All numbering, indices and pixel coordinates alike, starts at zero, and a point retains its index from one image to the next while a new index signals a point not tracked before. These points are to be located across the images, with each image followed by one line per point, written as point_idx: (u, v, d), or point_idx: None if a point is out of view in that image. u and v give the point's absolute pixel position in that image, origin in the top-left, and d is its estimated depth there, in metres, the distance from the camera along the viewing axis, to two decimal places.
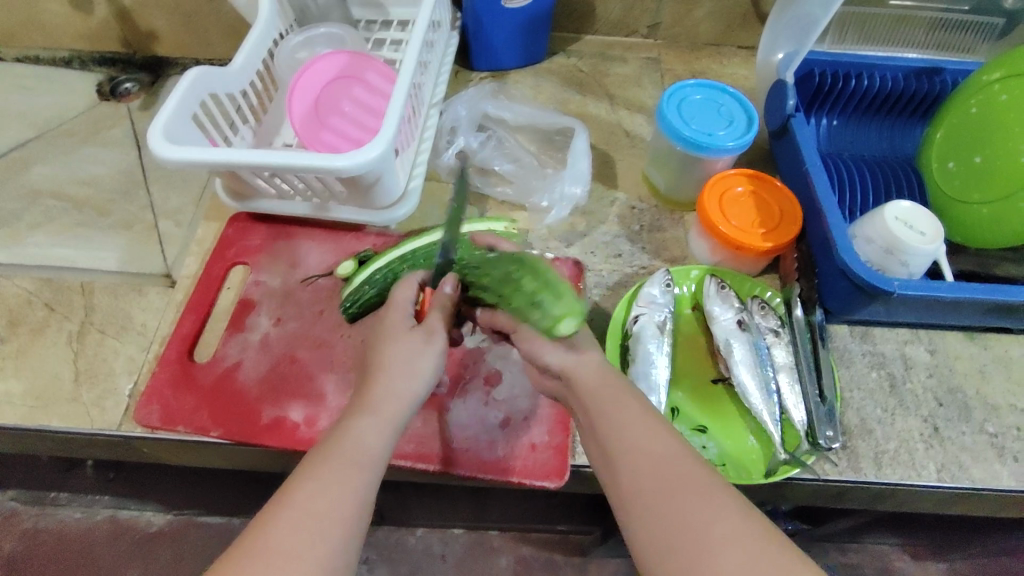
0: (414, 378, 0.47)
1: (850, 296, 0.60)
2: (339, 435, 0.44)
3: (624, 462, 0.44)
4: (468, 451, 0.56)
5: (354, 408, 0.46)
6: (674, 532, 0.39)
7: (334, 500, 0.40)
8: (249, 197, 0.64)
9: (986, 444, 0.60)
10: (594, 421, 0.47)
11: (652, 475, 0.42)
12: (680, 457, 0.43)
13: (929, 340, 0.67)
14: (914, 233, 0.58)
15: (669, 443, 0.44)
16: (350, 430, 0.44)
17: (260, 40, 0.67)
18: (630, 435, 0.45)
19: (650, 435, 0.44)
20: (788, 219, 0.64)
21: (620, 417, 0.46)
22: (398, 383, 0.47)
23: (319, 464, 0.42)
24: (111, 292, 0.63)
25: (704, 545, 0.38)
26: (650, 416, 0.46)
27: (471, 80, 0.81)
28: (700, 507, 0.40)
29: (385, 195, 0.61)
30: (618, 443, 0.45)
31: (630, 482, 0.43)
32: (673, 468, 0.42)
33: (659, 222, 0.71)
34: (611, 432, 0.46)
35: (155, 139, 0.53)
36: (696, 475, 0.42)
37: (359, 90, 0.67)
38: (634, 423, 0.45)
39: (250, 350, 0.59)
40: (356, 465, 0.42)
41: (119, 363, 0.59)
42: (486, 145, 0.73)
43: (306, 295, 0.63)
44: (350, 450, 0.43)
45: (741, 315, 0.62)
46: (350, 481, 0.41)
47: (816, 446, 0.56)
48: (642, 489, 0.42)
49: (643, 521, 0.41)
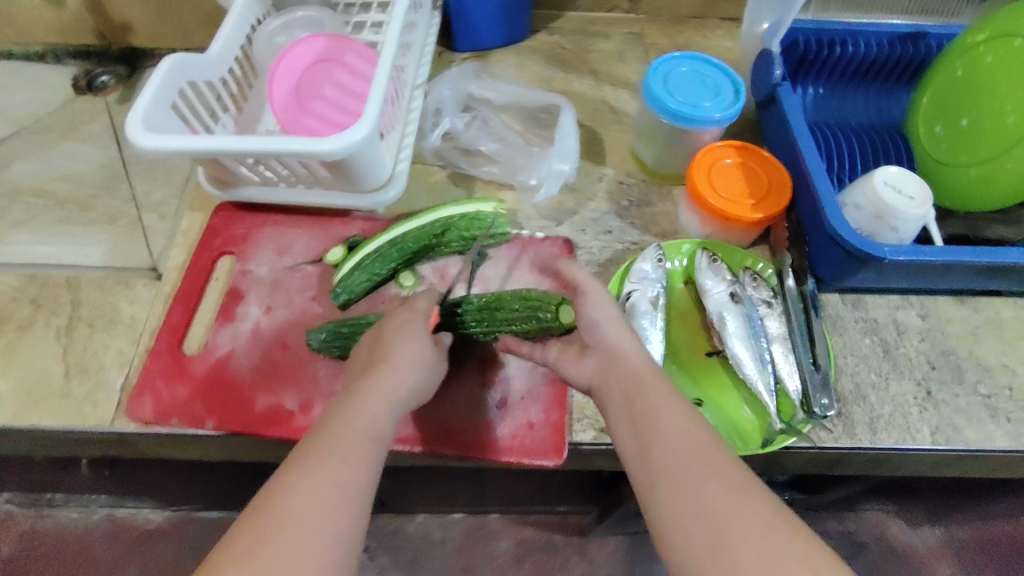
0: (406, 372, 0.47)
1: (841, 263, 0.61)
2: (336, 421, 0.43)
3: (653, 443, 0.43)
4: (464, 432, 0.56)
5: (344, 393, 0.46)
6: (697, 515, 0.39)
7: (331, 488, 0.39)
8: (233, 185, 0.63)
9: (979, 405, 0.61)
10: (626, 401, 0.46)
11: (678, 460, 0.41)
12: (708, 444, 0.42)
13: (920, 305, 0.67)
14: (902, 198, 0.57)
15: (700, 433, 0.43)
16: (347, 419, 0.43)
17: (237, 24, 0.65)
18: (662, 421, 0.44)
19: (685, 422, 0.44)
20: (777, 189, 0.64)
21: (653, 403, 0.45)
22: (393, 375, 0.47)
23: (315, 450, 0.40)
24: (98, 286, 0.63)
25: (730, 531, 0.37)
26: (683, 404, 0.45)
27: (453, 61, 0.80)
28: (726, 496, 0.39)
29: (370, 178, 0.61)
30: (648, 428, 0.44)
31: (656, 465, 0.42)
32: (701, 454, 0.41)
33: (647, 197, 0.71)
34: (641, 415, 0.45)
35: (133, 128, 0.52)
36: (722, 462, 0.41)
37: (340, 73, 0.66)
38: (666, 408, 0.45)
39: (241, 339, 0.59)
40: (356, 455, 0.41)
41: (108, 357, 0.58)
42: (471, 127, 0.72)
43: (295, 282, 0.62)
44: (347, 438, 0.41)
45: (734, 287, 0.62)
46: (350, 469, 0.40)
47: (811, 415, 0.56)
48: (667, 469, 0.41)
49: (668, 505, 0.40)
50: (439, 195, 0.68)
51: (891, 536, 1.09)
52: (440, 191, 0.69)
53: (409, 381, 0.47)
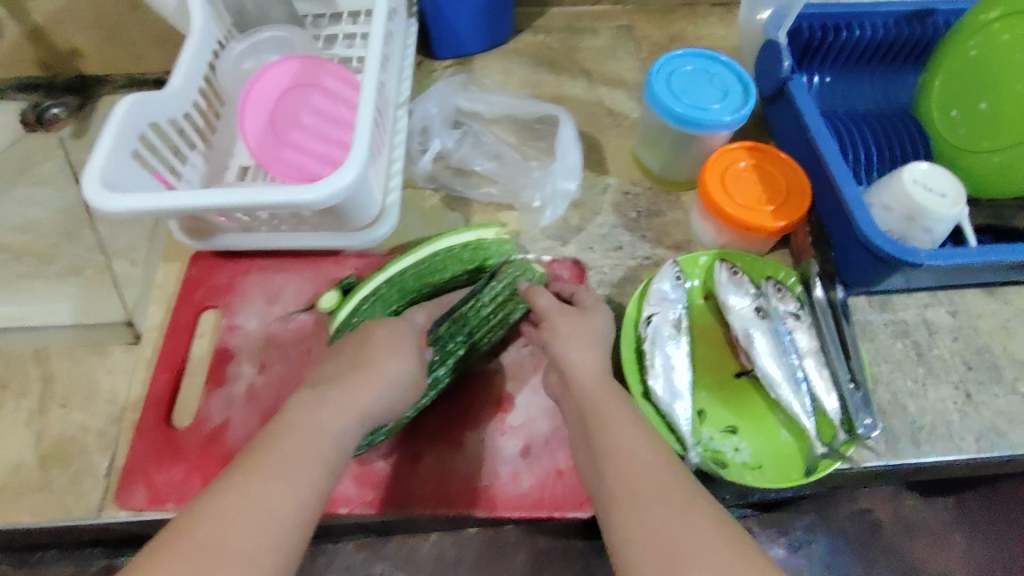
0: (376, 383, 0.43)
1: (868, 268, 0.57)
2: (285, 436, 0.39)
3: (608, 467, 0.42)
4: (490, 486, 0.52)
5: (306, 396, 0.42)
6: (646, 539, 0.37)
7: (262, 516, 0.35)
8: (212, 233, 0.58)
9: (1020, 405, 0.58)
10: (587, 434, 0.45)
11: (629, 484, 0.40)
12: (662, 470, 0.41)
13: (949, 301, 0.64)
14: (934, 197, 0.54)
15: (654, 456, 0.42)
16: (300, 434, 0.39)
17: (198, 52, 0.59)
18: (616, 443, 0.43)
19: (640, 446, 0.42)
20: (796, 193, 0.60)
21: (609, 428, 0.44)
22: (363, 392, 0.43)
23: (253, 472, 0.37)
24: (69, 356, 0.57)
25: (679, 552, 0.36)
26: (642, 430, 0.44)
27: (435, 70, 0.74)
28: (671, 517, 0.38)
29: (361, 216, 0.56)
30: (605, 453, 0.43)
31: (610, 490, 0.41)
32: (653, 476, 0.40)
33: (656, 206, 0.67)
34: (600, 440, 0.43)
35: (91, 188, 0.47)
36: (674, 485, 0.40)
37: (318, 99, 0.60)
38: (623, 432, 0.43)
39: (236, 404, 0.54)
40: (299, 479, 0.37)
41: (90, 439, 0.53)
42: (462, 144, 0.66)
43: (289, 334, 0.57)
44: (291, 459, 0.38)
45: (758, 301, 0.58)
46: (288, 493, 0.36)
47: (854, 435, 0.53)
48: (619, 492, 0.40)
49: (619, 527, 0.38)
50: (434, 222, 0.64)
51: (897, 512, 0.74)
52: (436, 218, 0.64)
53: (383, 398, 0.43)
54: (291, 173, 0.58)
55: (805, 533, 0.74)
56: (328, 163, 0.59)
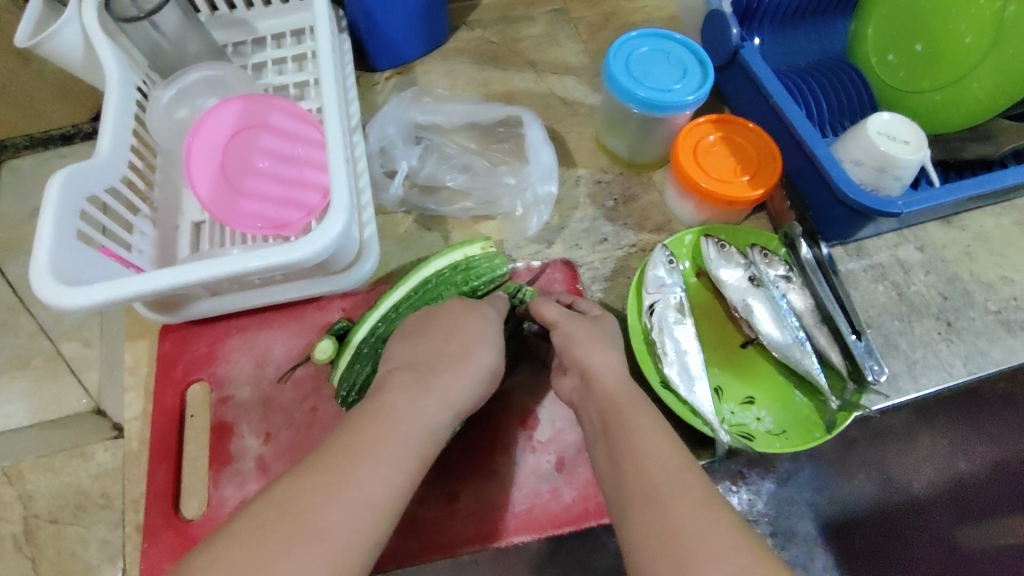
0: (427, 413, 0.41)
1: (846, 220, 0.59)
2: (321, 474, 0.35)
3: (629, 469, 0.41)
4: (534, 507, 0.52)
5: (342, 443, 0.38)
6: (665, 541, 0.36)
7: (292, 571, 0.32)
8: (180, 304, 0.54)
9: (995, 322, 0.63)
10: (608, 429, 0.44)
11: (646, 483, 0.39)
12: (683, 468, 0.40)
13: (916, 237, 0.67)
14: (899, 144, 0.56)
15: (677, 454, 0.41)
16: (347, 468, 0.36)
17: (123, 107, 0.53)
18: (638, 440, 0.42)
19: (662, 444, 0.41)
20: (766, 159, 0.60)
21: (630, 425, 0.43)
22: (418, 426, 0.40)
23: (282, 520, 0.33)
24: (45, 469, 0.60)
25: (697, 554, 0.35)
26: (665, 431, 0.43)
27: (376, 83, 0.70)
28: (698, 516, 0.37)
29: (343, 258, 0.53)
30: (626, 447, 0.42)
31: (631, 488, 0.40)
32: (676, 476, 0.39)
33: (630, 191, 0.66)
34: (621, 437, 0.43)
35: (40, 280, 0.42)
36: (698, 489, 0.39)
37: (268, 139, 0.56)
38: (648, 432, 0.42)
39: (248, 480, 0.51)
40: (337, 515, 0.34)
41: (93, 552, 0.57)
42: (426, 160, 0.63)
43: (288, 395, 0.54)
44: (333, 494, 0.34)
45: (750, 271, 0.59)
46: (339, 530, 0.34)
47: (863, 383, 0.56)
48: (639, 491, 0.39)
49: (637, 526, 0.38)
50: (413, 246, 0.61)
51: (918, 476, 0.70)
52: (414, 241, 0.61)
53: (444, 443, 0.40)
54: (256, 223, 0.54)
55: (791, 463, 0.68)
56: (292, 206, 0.55)
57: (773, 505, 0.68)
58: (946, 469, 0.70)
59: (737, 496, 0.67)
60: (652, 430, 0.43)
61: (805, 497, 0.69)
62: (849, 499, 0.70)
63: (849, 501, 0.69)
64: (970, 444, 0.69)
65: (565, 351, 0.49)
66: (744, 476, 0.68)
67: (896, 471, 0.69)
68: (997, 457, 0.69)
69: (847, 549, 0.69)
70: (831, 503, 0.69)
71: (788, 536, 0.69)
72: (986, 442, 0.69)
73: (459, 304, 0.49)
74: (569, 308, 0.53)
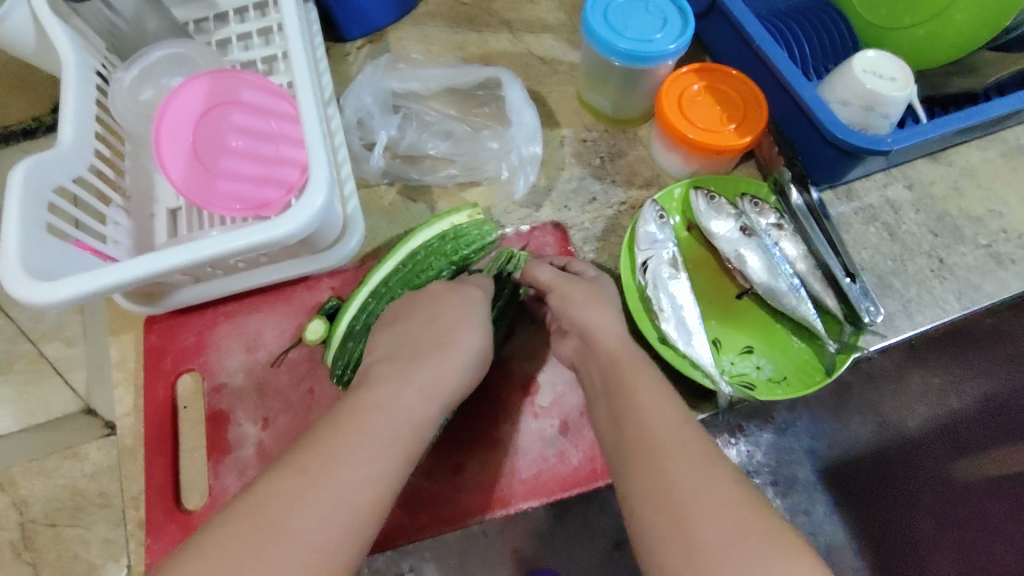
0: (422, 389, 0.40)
1: (837, 162, 0.58)
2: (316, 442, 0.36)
3: (627, 429, 0.40)
4: (541, 471, 0.52)
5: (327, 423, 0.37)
6: (659, 497, 0.36)
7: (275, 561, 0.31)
8: (163, 293, 0.52)
9: (986, 257, 0.63)
10: (607, 392, 0.43)
11: (642, 441, 0.39)
12: (680, 424, 0.39)
13: (904, 176, 0.66)
14: (885, 81, 0.55)
15: (674, 412, 0.40)
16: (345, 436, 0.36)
17: (82, 91, 0.50)
18: (637, 398, 0.41)
19: (662, 403, 0.41)
20: (752, 107, 0.59)
21: (628, 382, 0.42)
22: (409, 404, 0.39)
23: (270, 505, 0.33)
24: (39, 473, 0.59)
25: (693, 509, 0.35)
26: (663, 389, 0.42)
27: (348, 54, 0.68)
28: (695, 471, 0.36)
29: (328, 234, 0.51)
30: (624, 406, 0.41)
31: (628, 445, 0.39)
32: (674, 433, 0.39)
33: (616, 148, 0.65)
34: (619, 397, 0.42)
35: (10, 276, 0.41)
36: (697, 445, 0.38)
37: (239, 116, 0.53)
38: (647, 391, 0.42)
39: (249, 468, 0.50)
40: (328, 497, 0.33)
41: (94, 552, 0.58)
42: (406, 130, 0.61)
43: (283, 378, 0.52)
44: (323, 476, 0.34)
45: (742, 221, 0.58)
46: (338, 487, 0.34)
47: (860, 325, 0.56)
48: (635, 450, 0.39)
49: (635, 482, 0.38)
50: (399, 218, 0.59)
51: (911, 414, 0.69)
52: (399, 213, 0.60)
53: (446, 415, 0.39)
54: (235, 204, 0.52)
55: (787, 413, 0.70)
56: (271, 184, 0.53)
57: (772, 454, 0.69)
58: (940, 406, 0.68)
59: (736, 447, 0.69)
60: (649, 389, 0.42)
61: (804, 443, 0.70)
62: (849, 444, 0.69)
63: (849, 446, 0.69)
64: (960, 379, 0.69)
65: (563, 314, 0.49)
66: (737, 429, 0.69)
67: (891, 412, 0.69)
68: (989, 391, 0.68)
69: (849, 492, 0.68)
70: (829, 448, 0.69)
71: (789, 484, 0.69)
72: (976, 376, 0.68)
73: (435, 288, 0.47)
74: (564, 272, 0.52)
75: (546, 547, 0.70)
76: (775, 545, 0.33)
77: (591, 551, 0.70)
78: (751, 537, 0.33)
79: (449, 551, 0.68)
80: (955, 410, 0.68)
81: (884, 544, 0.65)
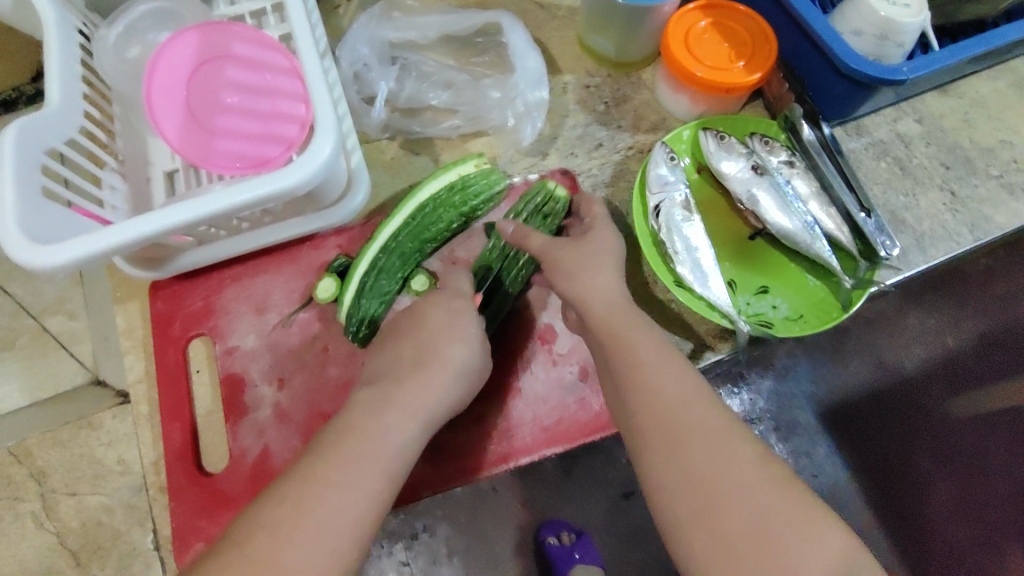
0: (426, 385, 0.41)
1: (849, 96, 0.57)
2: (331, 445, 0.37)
3: (645, 406, 0.39)
4: (563, 419, 0.52)
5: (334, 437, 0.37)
6: (683, 482, 0.36)
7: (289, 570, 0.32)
8: (166, 258, 0.50)
9: (998, 187, 0.62)
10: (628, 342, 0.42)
11: (659, 420, 0.38)
12: (692, 404, 0.39)
13: (914, 110, 0.65)
14: (899, 7, 0.53)
15: (688, 389, 0.40)
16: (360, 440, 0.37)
17: (65, 49, 0.48)
18: (648, 373, 0.40)
19: (670, 375, 0.40)
20: (760, 41, 0.57)
21: (635, 355, 0.41)
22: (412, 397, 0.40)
23: (286, 511, 0.34)
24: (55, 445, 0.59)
25: (717, 500, 0.35)
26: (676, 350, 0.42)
27: (339, 5, 0.65)
28: (710, 457, 0.36)
29: (329, 190, 0.49)
30: (631, 382, 0.41)
31: (642, 426, 0.39)
32: (688, 412, 0.38)
33: (620, 92, 0.63)
34: (639, 351, 0.41)
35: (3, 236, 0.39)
36: (714, 424, 0.38)
37: (233, 71, 0.51)
38: (654, 360, 0.41)
39: (269, 429, 0.49)
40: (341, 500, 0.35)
41: (119, 520, 0.58)
42: (404, 81, 0.59)
43: (295, 338, 0.52)
44: (316, 503, 0.34)
45: (753, 160, 0.57)
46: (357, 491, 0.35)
47: (876, 260, 0.56)
48: (649, 436, 0.38)
49: (652, 473, 0.37)
50: (403, 172, 0.58)
51: (911, 352, 0.67)
52: (403, 167, 0.59)
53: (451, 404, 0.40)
54: (236, 162, 0.50)
55: (787, 358, 0.68)
56: (271, 141, 0.51)
57: (773, 401, 0.67)
58: (936, 346, 0.67)
59: (738, 397, 0.67)
60: (660, 359, 0.41)
61: (804, 388, 0.68)
62: (848, 385, 0.68)
63: (844, 385, 0.68)
64: (955, 318, 0.67)
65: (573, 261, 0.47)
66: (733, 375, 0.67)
67: (888, 350, 0.68)
68: (982, 328, 0.67)
69: (849, 433, 0.67)
70: (829, 391, 0.68)
71: (791, 427, 0.68)
72: (971, 314, 0.67)
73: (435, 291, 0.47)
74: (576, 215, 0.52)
75: (559, 497, 0.70)
76: (795, 528, 0.34)
77: (601, 501, 0.70)
78: (774, 522, 0.34)
79: (460, 509, 0.69)
80: (950, 347, 0.67)
81: (884, 480, 0.66)
